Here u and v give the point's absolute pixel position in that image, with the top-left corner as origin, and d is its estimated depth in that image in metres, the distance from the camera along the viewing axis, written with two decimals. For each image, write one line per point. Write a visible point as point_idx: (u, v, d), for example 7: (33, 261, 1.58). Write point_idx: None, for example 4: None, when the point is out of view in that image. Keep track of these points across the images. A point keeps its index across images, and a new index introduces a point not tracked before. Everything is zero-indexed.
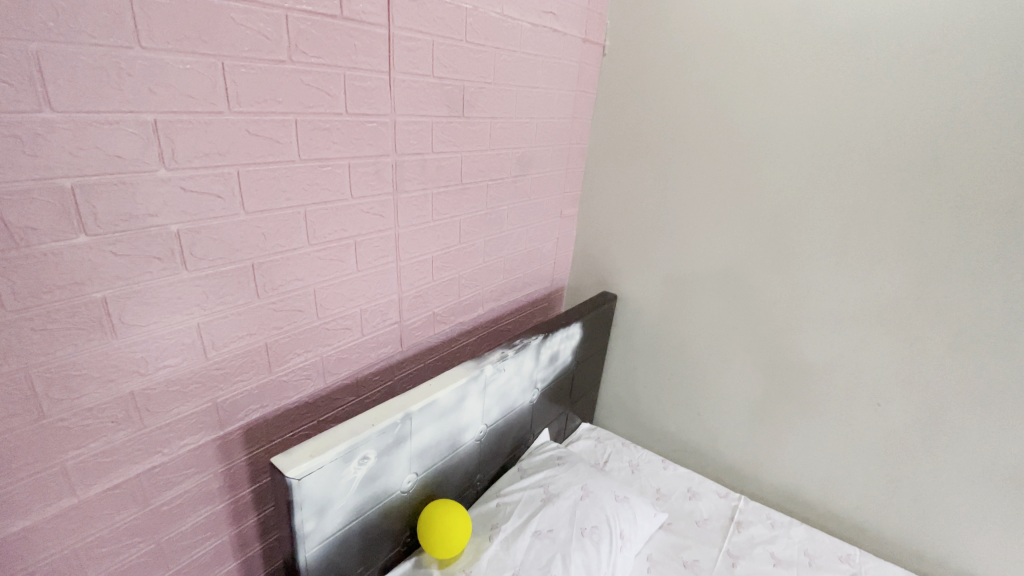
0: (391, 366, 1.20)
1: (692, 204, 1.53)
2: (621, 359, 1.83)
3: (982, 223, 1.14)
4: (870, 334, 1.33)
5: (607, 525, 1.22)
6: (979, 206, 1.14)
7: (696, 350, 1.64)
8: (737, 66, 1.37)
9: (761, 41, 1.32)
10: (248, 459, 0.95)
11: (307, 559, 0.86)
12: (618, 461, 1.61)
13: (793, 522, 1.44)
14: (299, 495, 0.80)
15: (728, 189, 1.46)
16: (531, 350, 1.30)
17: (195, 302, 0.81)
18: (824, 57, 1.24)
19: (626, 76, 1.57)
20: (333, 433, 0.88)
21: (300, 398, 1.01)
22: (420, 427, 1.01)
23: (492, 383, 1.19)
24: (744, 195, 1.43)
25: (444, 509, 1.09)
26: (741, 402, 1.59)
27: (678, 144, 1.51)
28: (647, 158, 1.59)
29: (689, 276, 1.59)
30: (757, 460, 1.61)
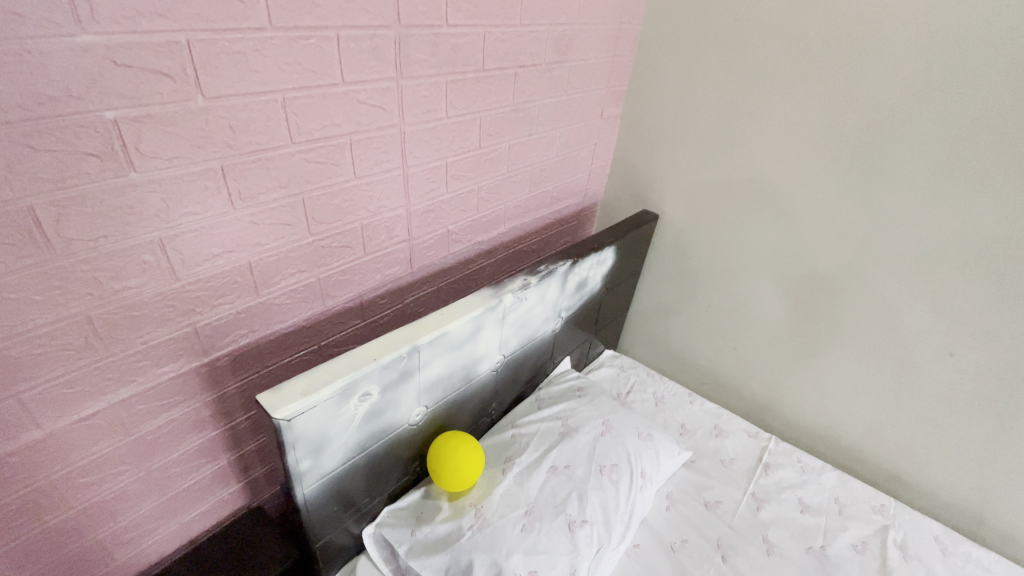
0: (400, 289, 1.07)
1: (763, 109, 1.26)
2: (654, 286, 1.67)
3: None
4: (962, 276, 1.11)
5: (628, 463, 1.14)
6: None
7: (742, 280, 1.46)
8: None
9: None
10: (240, 386, 0.87)
11: (305, 495, 0.80)
12: (642, 392, 1.52)
13: (825, 467, 1.37)
14: (290, 435, 0.72)
15: (812, 90, 1.17)
16: (557, 276, 1.15)
17: (153, 212, 0.66)
18: None
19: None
20: (329, 368, 0.77)
21: (295, 324, 0.91)
22: (429, 361, 0.90)
23: (512, 313, 1.05)
24: (832, 96, 1.15)
25: (455, 441, 1.02)
26: (786, 340, 1.44)
27: (755, 30, 1.21)
28: (712, 47, 1.29)
29: (746, 196, 1.36)
30: (793, 400, 1.50)
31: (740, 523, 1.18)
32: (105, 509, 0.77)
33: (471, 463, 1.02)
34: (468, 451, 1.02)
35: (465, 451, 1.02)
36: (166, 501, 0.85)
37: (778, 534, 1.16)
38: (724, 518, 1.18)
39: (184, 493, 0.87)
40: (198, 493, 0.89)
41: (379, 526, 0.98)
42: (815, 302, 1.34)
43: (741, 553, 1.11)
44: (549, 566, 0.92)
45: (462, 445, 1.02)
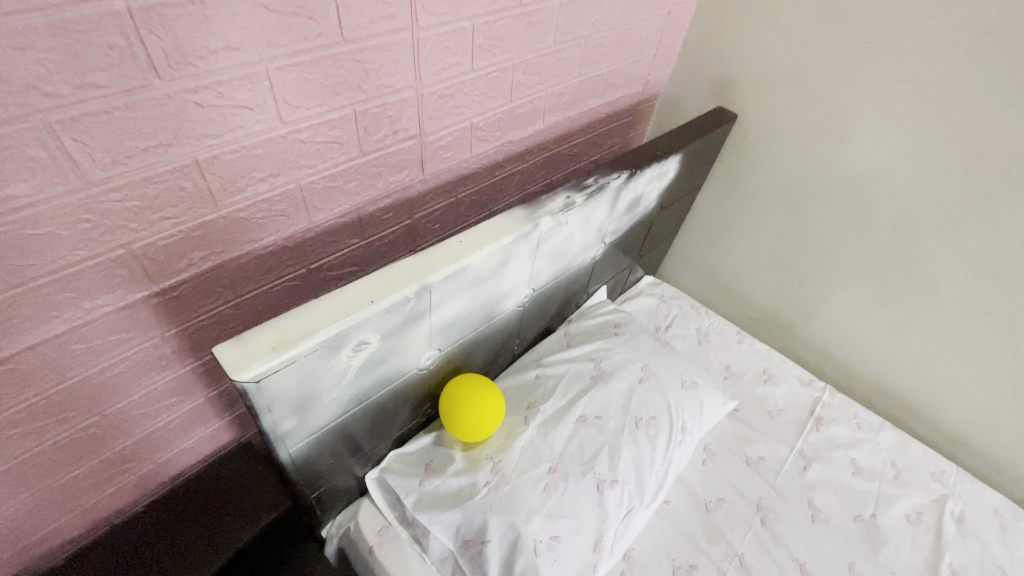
0: (410, 201, 0.85)
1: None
2: (714, 203, 1.41)
3: None
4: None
5: (667, 416, 1.00)
6: None
7: (828, 207, 1.19)
8: None
9: None
10: (211, 318, 0.70)
11: (291, 454, 0.67)
12: (684, 327, 1.34)
13: (884, 425, 1.21)
14: (261, 398, 0.56)
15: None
16: (607, 193, 0.91)
17: (28, 83, 0.44)
18: None
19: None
20: (311, 311, 0.59)
21: (275, 244, 0.71)
22: (441, 301, 0.71)
23: (548, 240, 0.84)
24: None
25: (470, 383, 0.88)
26: (867, 283, 1.20)
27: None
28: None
29: (858, 97, 1.04)
30: (858, 349, 1.30)
31: (783, 485, 1.06)
32: (62, 453, 0.66)
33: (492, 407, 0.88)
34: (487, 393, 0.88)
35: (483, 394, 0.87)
36: (139, 438, 0.74)
37: (825, 499, 1.05)
38: (766, 477, 1.06)
39: (161, 428, 0.76)
40: (176, 427, 0.78)
41: (384, 472, 0.87)
42: (918, 242, 1.07)
43: (782, 518, 1.00)
44: (572, 531, 0.82)
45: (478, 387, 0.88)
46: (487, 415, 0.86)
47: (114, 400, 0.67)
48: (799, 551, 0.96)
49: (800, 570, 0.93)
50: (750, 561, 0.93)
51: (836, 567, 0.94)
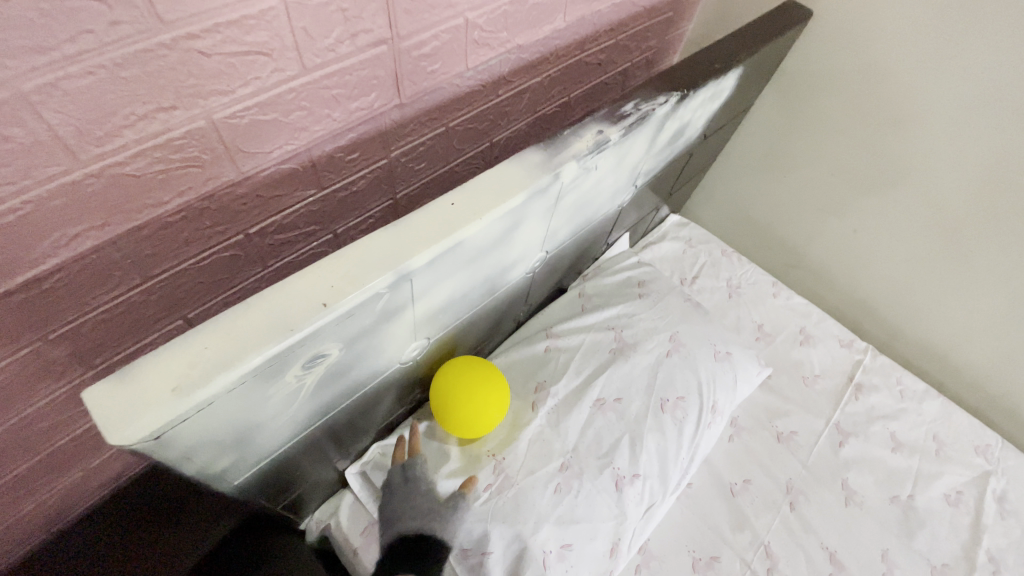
0: (386, 137, 0.63)
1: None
2: (766, 126, 1.18)
3: None
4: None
5: (697, 395, 0.85)
6: None
7: (914, 137, 0.96)
8: None
9: None
10: (119, 309, 0.53)
11: (239, 483, 0.52)
12: (713, 279, 1.16)
13: (928, 392, 1.09)
14: (170, 452, 0.39)
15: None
16: (649, 126, 0.68)
17: None
18: None
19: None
20: (233, 324, 0.40)
21: (195, 207, 0.51)
22: (428, 287, 0.52)
23: (571, 192, 0.64)
24: None
25: (477, 369, 0.75)
26: (940, 231, 1.02)
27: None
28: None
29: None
30: (909, 306, 1.14)
31: (816, 464, 0.95)
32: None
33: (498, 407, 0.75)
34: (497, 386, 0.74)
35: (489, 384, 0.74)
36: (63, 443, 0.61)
37: (860, 478, 0.95)
38: (798, 455, 0.95)
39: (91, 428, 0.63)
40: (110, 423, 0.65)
41: (366, 468, 0.75)
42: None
43: (814, 502, 0.90)
44: (586, 538, 0.71)
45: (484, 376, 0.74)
46: (487, 414, 0.72)
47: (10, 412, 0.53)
48: (830, 539, 0.87)
49: (830, 560, 0.85)
50: (776, 551, 0.84)
51: (870, 556, 0.86)
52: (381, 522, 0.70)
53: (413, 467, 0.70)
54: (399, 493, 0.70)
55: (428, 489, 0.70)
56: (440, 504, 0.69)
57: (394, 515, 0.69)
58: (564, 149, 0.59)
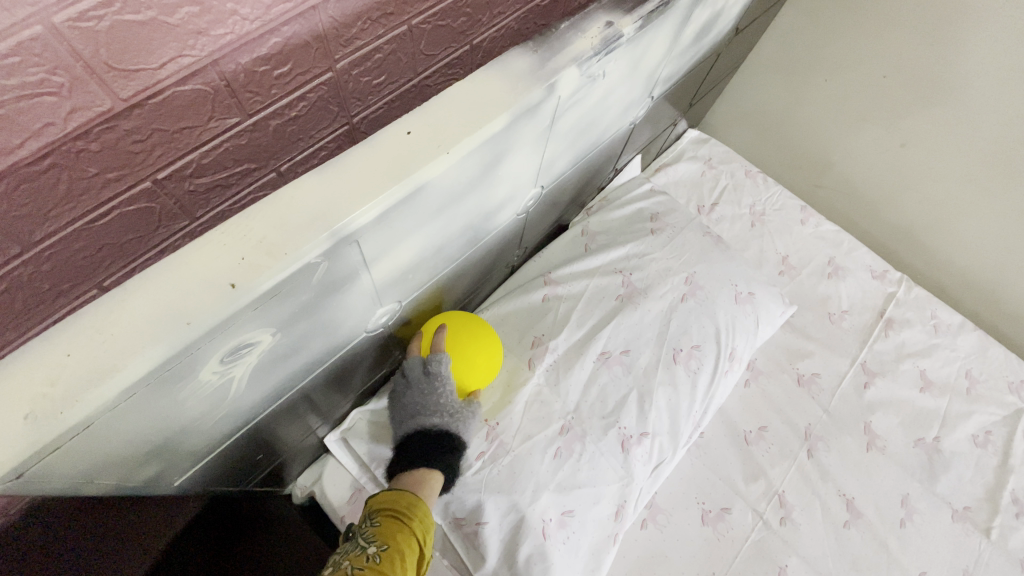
0: (324, 42, 0.47)
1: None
2: (810, 17, 0.98)
3: None
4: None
5: (715, 343, 0.76)
6: None
7: (1000, 20, 0.78)
8: None
9: None
10: (7, 287, 0.42)
11: (183, 480, 0.45)
12: (734, 206, 1.02)
13: (964, 326, 1.00)
14: (50, 484, 0.30)
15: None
16: (674, 15, 0.52)
17: None
18: None
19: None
20: (106, 317, 0.29)
21: (69, 151, 0.38)
22: (385, 246, 0.41)
23: (570, 111, 0.50)
24: None
25: (485, 328, 0.67)
26: (1012, 143, 0.86)
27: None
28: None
29: None
30: (954, 233, 1.02)
31: (839, 408, 0.88)
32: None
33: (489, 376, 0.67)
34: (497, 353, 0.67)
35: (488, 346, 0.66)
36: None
37: (885, 422, 0.88)
38: (819, 399, 0.88)
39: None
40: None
41: (346, 435, 0.67)
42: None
43: (834, 448, 0.85)
44: (589, 503, 0.65)
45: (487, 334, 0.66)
46: (470, 375, 0.65)
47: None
48: (848, 486, 0.83)
49: (847, 507, 0.81)
50: (791, 500, 0.80)
51: (889, 502, 0.82)
52: (395, 414, 0.66)
53: (434, 359, 0.63)
54: (417, 386, 0.64)
55: (450, 385, 0.63)
56: (458, 406, 0.64)
57: (410, 407, 0.64)
58: (561, 51, 0.44)
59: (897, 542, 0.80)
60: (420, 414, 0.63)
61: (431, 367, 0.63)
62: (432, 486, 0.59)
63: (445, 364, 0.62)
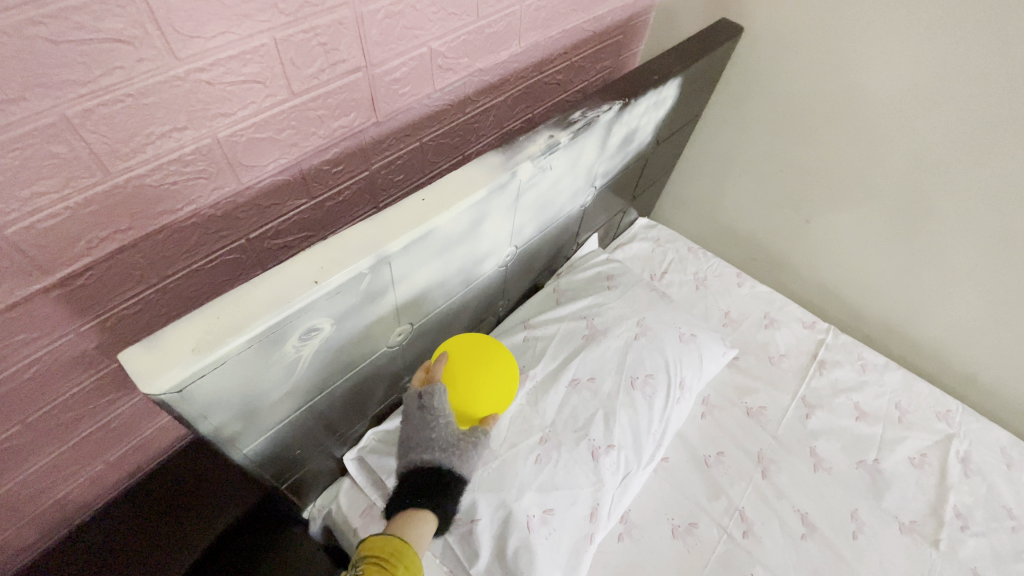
0: (363, 150, 0.72)
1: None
2: (740, 106, 1.20)
3: None
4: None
5: (666, 373, 0.93)
6: None
7: (856, 131, 1.05)
8: None
9: None
10: (134, 308, 0.60)
11: (250, 452, 0.59)
12: (680, 274, 1.24)
13: (889, 365, 1.17)
14: (190, 408, 0.47)
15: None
16: (597, 130, 0.78)
17: None
18: None
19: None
20: (238, 299, 0.48)
21: (198, 212, 0.59)
22: (406, 272, 0.61)
23: (530, 189, 0.73)
24: None
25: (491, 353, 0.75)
26: (886, 217, 1.10)
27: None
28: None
29: (874, 9, 0.91)
30: (866, 289, 1.23)
31: (786, 435, 1.01)
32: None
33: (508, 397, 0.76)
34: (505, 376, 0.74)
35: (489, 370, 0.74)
36: (100, 466, 0.70)
37: (828, 447, 1.01)
38: (767, 428, 1.02)
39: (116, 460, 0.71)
40: (126, 459, 0.72)
41: (362, 452, 0.80)
42: (992, 175, 0.92)
43: (785, 470, 0.97)
44: (567, 503, 0.77)
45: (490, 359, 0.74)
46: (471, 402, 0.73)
47: (23, 466, 0.61)
48: (801, 503, 0.93)
49: (802, 521, 0.91)
50: (751, 516, 0.90)
51: (840, 517, 0.93)
52: (402, 447, 0.74)
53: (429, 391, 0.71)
54: (414, 421, 0.72)
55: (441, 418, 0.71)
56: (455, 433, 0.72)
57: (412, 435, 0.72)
58: (519, 151, 0.68)
59: (851, 553, 0.89)
60: (417, 448, 0.71)
61: (429, 399, 0.71)
62: (423, 528, 0.66)
63: (437, 397, 0.70)
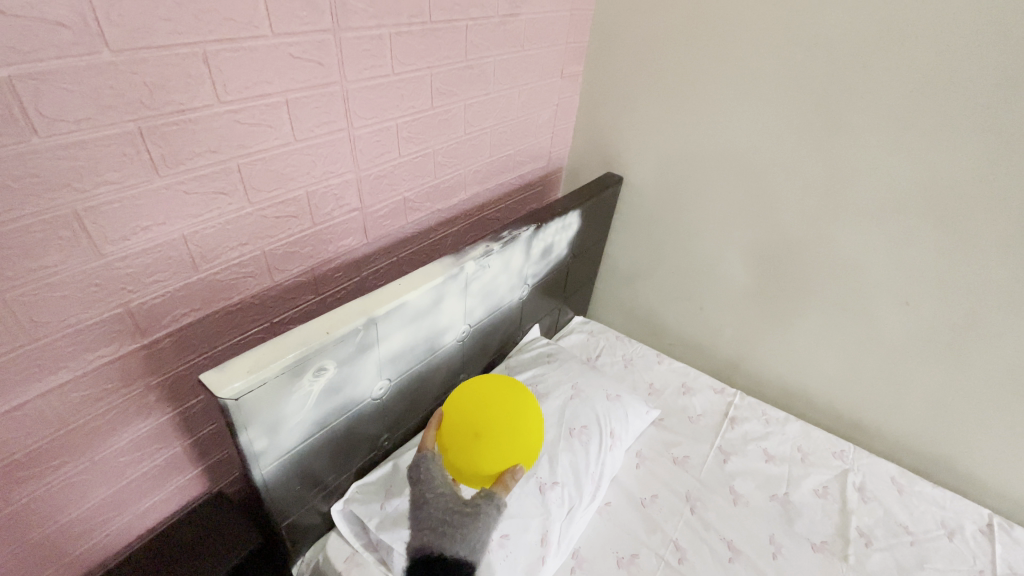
0: (356, 261, 1.03)
1: (793, 34, 1.13)
2: (638, 224, 1.59)
3: None
4: (948, 251, 1.12)
5: (597, 425, 1.15)
6: None
7: (715, 239, 1.45)
8: None
9: None
10: (187, 369, 0.82)
11: (264, 475, 0.78)
12: (611, 356, 1.52)
13: (789, 418, 1.41)
14: (240, 415, 0.68)
15: (814, 12, 1.09)
16: (521, 242, 1.13)
17: (64, 181, 0.60)
18: None
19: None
20: (277, 342, 0.74)
21: (242, 299, 0.86)
22: (388, 333, 0.87)
23: (475, 281, 1.04)
24: (783, 57, 1.16)
25: (494, 399, 0.80)
26: (754, 298, 1.46)
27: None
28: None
29: (702, 162, 1.38)
30: (760, 358, 1.53)
31: (708, 477, 1.21)
32: (43, 540, 0.75)
33: (530, 440, 0.79)
34: (513, 420, 0.78)
35: (490, 419, 0.77)
36: (129, 516, 0.85)
37: (744, 485, 1.20)
38: (692, 473, 1.21)
39: (142, 511, 0.86)
40: (150, 511, 0.88)
41: (348, 503, 0.96)
42: (810, 259, 1.31)
43: (710, 506, 1.14)
44: (520, 529, 0.93)
45: (492, 408, 0.79)
46: (476, 461, 0.76)
47: (77, 503, 0.76)
48: (726, 532, 1.09)
49: (728, 547, 1.06)
50: (684, 545, 1.05)
51: (759, 541, 1.08)
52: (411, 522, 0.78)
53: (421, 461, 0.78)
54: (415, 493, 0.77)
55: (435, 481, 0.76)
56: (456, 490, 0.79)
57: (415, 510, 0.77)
58: (465, 255, 1.01)
59: (772, 571, 1.03)
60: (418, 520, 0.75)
61: (420, 465, 0.78)
62: None
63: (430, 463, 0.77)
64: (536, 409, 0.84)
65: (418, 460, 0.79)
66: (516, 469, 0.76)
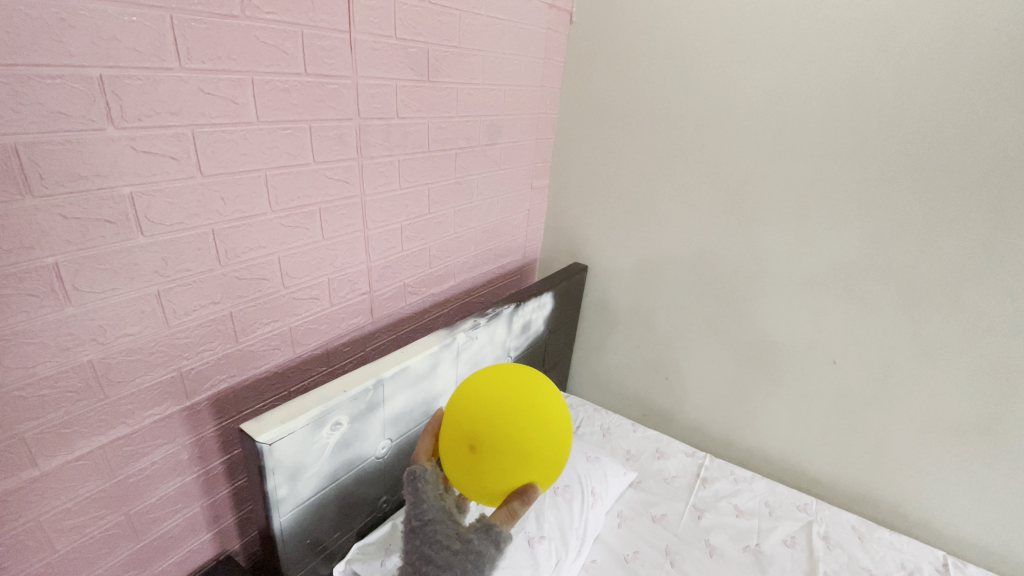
0: (362, 337, 1.20)
1: (707, 154, 1.46)
2: (604, 306, 1.82)
3: (916, 193, 1.21)
4: (855, 314, 1.36)
5: (579, 484, 1.25)
6: (913, 175, 1.20)
7: (669, 316, 1.68)
8: (701, 48, 1.39)
9: (725, 22, 1.34)
10: (216, 430, 0.94)
11: (282, 524, 0.87)
12: (590, 426, 1.65)
13: (755, 476, 1.53)
14: (271, 460, 0.81)
15: (720, 139, 1.43)
16: (503, 318, 1.32)
17: (153, 268, 0.78)
18: (785, 38, 1.28)
19: (598, 32, 1.55)
20: (303, 399, 0.88)
21: (268, 368, 1.01)
22: (392, 394, 1.02)
23: (465, 350, 1.21)
24: (703, 170, 1.48)
25: (523, 411, 0.75)
26: (710, 366, 1.64)
27: (663, 101, 1.49)
28: (633, 115, 1.55)
29: (652, 252, 1.64)
30: (723, 422, 1.68)
31: (684, 531, 1.30)
32: None
33: (545, 455, 0.76)
34: (533, 435, 0.74)
35: (516, 437, 0.73)
36: None
37: (719, 538, 1.29)
38: (670, 528, 1.30)
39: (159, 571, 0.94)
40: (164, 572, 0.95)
41: (349, 564, 1.01)
42: (749, 328, 1.54)
43: (688, 558, 1.22)
44: None
45: (520, 424, 0.74)
46: (481, 477, 0.74)
47: (107, 559, 0.85)
48: None
49: None
50: None
51: None
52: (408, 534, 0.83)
53: (416, 478, 0.82)
54: (412, 508, 0.82)
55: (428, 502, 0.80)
56: (454, 505, 0.84)
57: (412, 526, 0.82)
58: (457, 328, 1.19)
59: None
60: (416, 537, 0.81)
61: (415, 486, 0.81)
62: None
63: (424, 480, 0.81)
64: (548, 405, 0.80)
65: (414, 476, 0.82)
66: (525, 493, 0.74)
